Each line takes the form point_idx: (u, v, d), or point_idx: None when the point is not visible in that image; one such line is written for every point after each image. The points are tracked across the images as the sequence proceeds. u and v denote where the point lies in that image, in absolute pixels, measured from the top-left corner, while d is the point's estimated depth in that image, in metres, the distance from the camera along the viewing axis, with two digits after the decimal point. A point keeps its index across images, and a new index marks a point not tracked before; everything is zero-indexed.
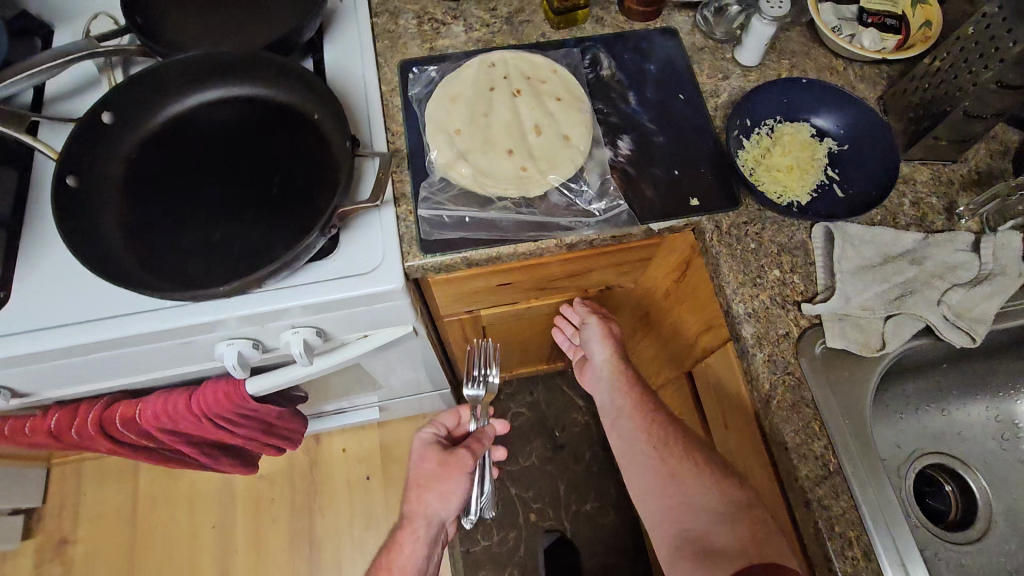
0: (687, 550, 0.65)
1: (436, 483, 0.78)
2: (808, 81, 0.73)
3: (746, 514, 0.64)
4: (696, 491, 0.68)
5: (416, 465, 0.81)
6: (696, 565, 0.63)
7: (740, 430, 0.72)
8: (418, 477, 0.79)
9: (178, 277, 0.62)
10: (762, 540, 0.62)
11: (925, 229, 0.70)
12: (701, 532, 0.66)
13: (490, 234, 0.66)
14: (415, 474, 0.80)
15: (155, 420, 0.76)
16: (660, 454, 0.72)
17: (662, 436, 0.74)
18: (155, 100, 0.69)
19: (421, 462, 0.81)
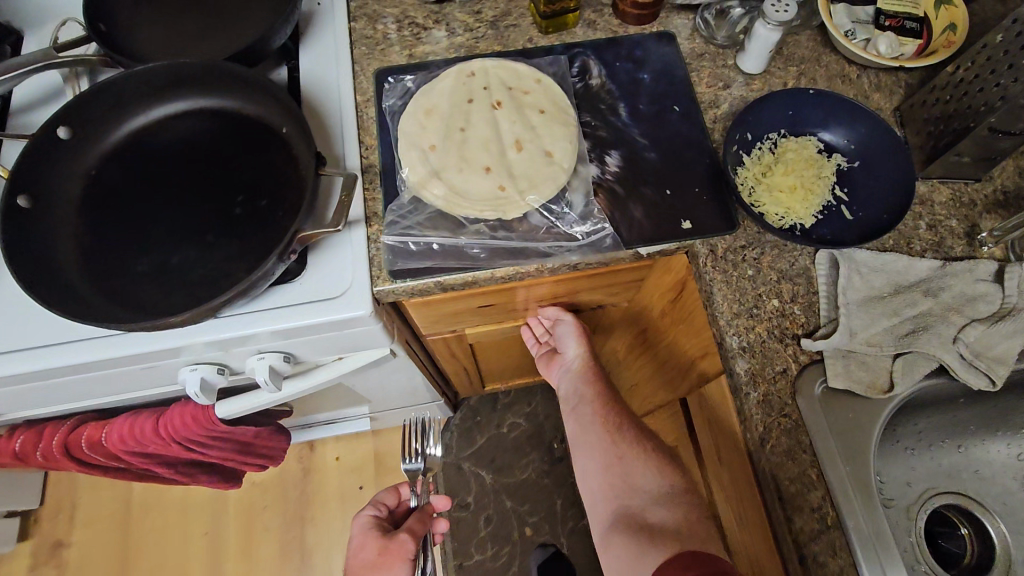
0: (624, 524, 0.66)
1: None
2: (816, 92, 0.67)
3: (687, 500, 0.66)
4: (644, 474, 0.69)
5: (356, 556, 0.77)
6: (630, 538, 0.64)
7: (724, 452, 0.69)
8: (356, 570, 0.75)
9: (133, 304, 0.59)
10: (695, 521, 0.63)
11: (942, 255, 0.64)
12: (640, 509, 0.66)
13: (464, 258, 0.61)
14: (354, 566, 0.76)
15: (122, 442, 0.73)
16: (612, 436, 0.73)
17: (617, 422, 0.76)
18: (116, 113, 0.66)
19: (361, 553, 0.77)
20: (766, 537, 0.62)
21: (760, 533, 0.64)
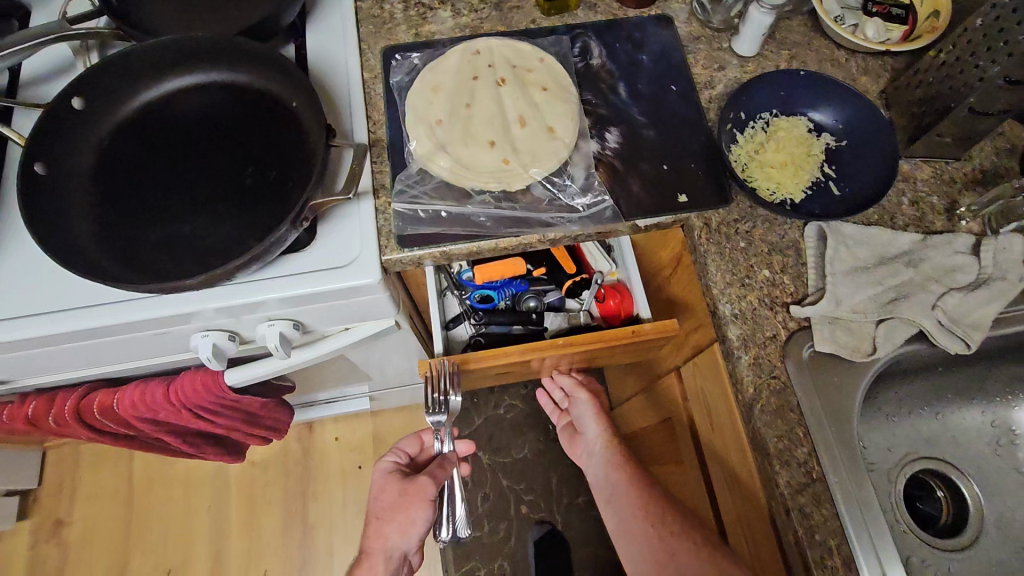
0: None
1: (394, 517, 0.75)
2: (806, 73, 0.70)
3: None
4: (686, 558, 0.68)
5: (376, 499, 0.78)
6: None
7: (759, 526, 0.66)
8: (376, 512, 0.76)
9: (147, 269, 0.60)
10: None
11: (924, 229, 0.67)
12: None
13: (469, 228, 0.64)
14: (375, 508, 0.77)
15: (133, 409, 0.75)
16: (654, 528, 0.73)
17: (657, 512, 0.75)
18: (128, 84, 0.67)
19: (380, 496, 0.78)
20: (755, 497, 0.65)
21: (749, 495, 0.67)
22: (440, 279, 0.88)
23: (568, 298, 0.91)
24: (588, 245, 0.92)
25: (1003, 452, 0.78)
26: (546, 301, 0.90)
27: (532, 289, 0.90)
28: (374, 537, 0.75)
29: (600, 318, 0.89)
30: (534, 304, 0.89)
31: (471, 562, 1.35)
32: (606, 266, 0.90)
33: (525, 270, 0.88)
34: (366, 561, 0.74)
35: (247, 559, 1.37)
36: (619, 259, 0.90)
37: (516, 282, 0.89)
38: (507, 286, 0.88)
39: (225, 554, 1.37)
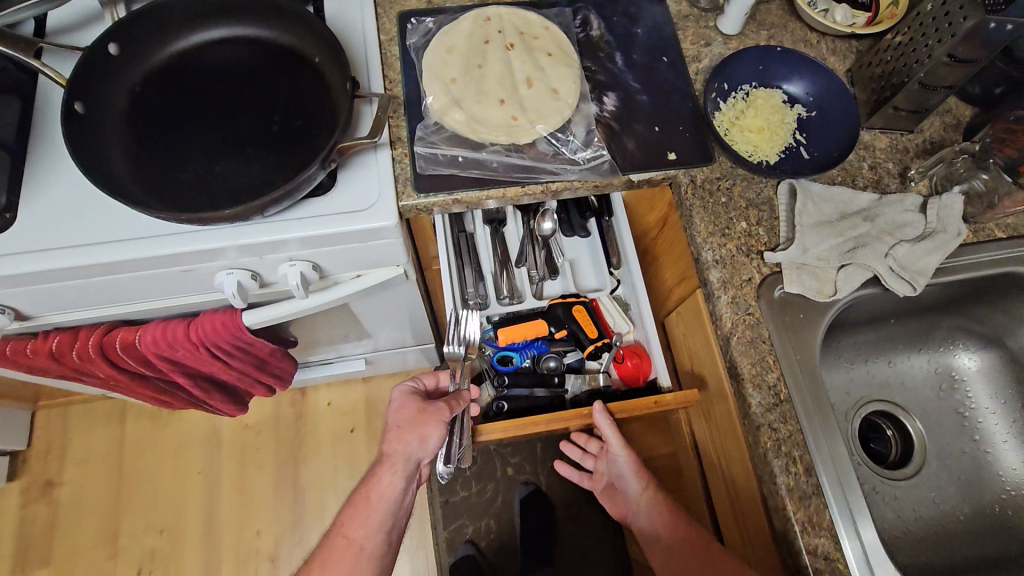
0: None
1: (416, 428, 0.81)
2: (783, 49, 0.78)
3: None
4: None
5: (394, 412, 0.83)
6: None
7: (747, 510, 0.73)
8: (395, 424, 0.82)
9: (182, 204, 0.65)
10: None
11: (879, 190, 0.77)
12: None
13: (482, 176, 0.70)
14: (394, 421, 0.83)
15: (154, 346, 0.79)
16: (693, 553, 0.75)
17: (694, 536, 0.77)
18: (160, 34, 0.72)
19: (398, 411, 0.83)
20: (729, 425, 0.73)
21: (725, 422, 0.74)
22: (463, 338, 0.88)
23: (587, 360, 0.90)
24: (607, 306, 0.90)
25: (943, 395, 0.88)
26: (565, 361, 0.92)
27: (553, 349, 0.91)
28: (396, 444, 0.81)
29: (618, 380, 0.89)
30: (553, 365, 0.91)
31: (457, 523, 1.33)
32: (625, 327, 0.89)
33: (546, 333, 0.88)
34: (384, 466, 0.81)
35: (240, 518, 1.40)
36: (637, 320, 0.89)
37: (537, 344, 0.90)
38: (528, 347, 0.90)
39: (218, 513, 1.41)
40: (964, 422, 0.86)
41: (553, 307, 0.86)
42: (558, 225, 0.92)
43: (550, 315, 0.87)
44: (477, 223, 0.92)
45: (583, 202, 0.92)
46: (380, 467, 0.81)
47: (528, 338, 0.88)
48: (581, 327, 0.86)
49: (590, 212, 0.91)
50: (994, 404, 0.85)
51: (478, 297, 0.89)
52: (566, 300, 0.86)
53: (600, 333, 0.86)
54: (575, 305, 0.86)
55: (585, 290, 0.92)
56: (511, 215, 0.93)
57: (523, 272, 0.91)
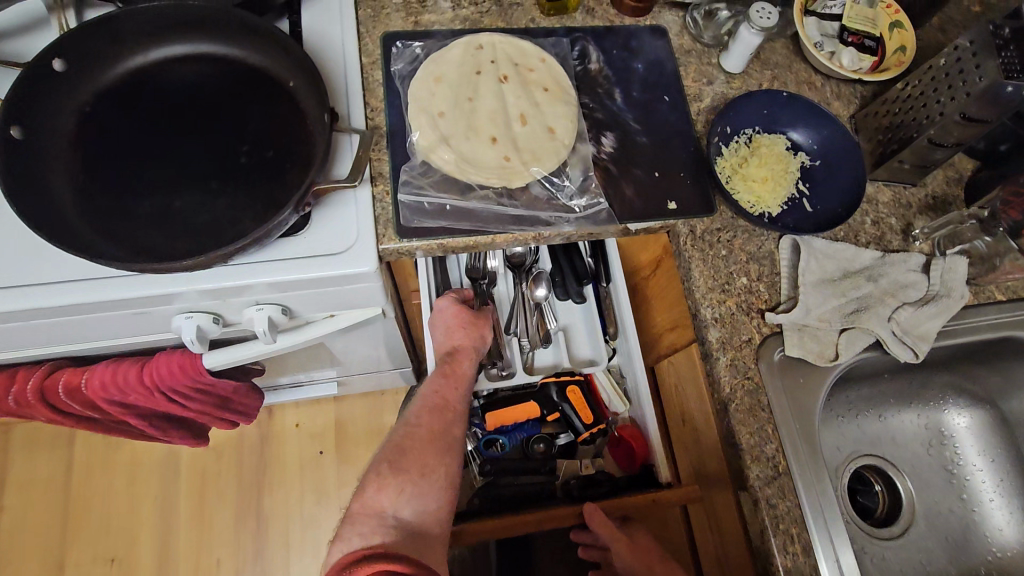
0: None
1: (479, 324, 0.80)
2: (789, 95, 0.75)
3: None
4: None
5: (448, 315, 0.78)
6: None
7: None
8: (462, 319, 0.78)
9: (132, 244, 0.58)
10: None
11: (882, 248, 0.74)
12: None
13: (470, 225, 0.64)
14: (455, 320, 0.78)
15: (101, 390, 0.72)
16: None
17: None
18: (115, 49, 0.64)
19: (452, 312, 0.78)
20: (722, 492, 0.69)
21: (722, 497, 0.69)
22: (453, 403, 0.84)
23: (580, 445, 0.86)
24: (602, 382, 0.84)
25: (932, 451, 0.86)
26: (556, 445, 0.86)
27: (543, 432, 0.86)
28: (466, 338, 0.77)
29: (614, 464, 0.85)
30: (544, 449, 0.84)
31: None
32: (621, 407, 0.84)
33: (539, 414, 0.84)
34: (460, 361, 0.76)
35: (199, 547, 1.33)
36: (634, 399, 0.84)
37: (527, 426, 0.85)
38: (518, 429, 0.85)
39: (174, 541, 1.33)
40: (952, 480, 0.85)
41: (546, 387, 0.82)
42: (552, 288, 0.85)
43: (542, 397, 0.83)
44: (464, 277, 0.87)
45: (581, 268, 0.83)
46: (454, 363, 0.76)
47: (519, 421, 0.84)
48: (574, 410, 0.82)
49: (587, 279, 0.84)
50: (983, 462, 0.84)
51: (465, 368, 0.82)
52: (561, 379, 0.82)
53: (595, 419, 0.83)
54: (569, 386, 0.82)
55: (580, 361, 0.85)
56: (502, 275, 0.87)
57: (514, 341, 0.84)
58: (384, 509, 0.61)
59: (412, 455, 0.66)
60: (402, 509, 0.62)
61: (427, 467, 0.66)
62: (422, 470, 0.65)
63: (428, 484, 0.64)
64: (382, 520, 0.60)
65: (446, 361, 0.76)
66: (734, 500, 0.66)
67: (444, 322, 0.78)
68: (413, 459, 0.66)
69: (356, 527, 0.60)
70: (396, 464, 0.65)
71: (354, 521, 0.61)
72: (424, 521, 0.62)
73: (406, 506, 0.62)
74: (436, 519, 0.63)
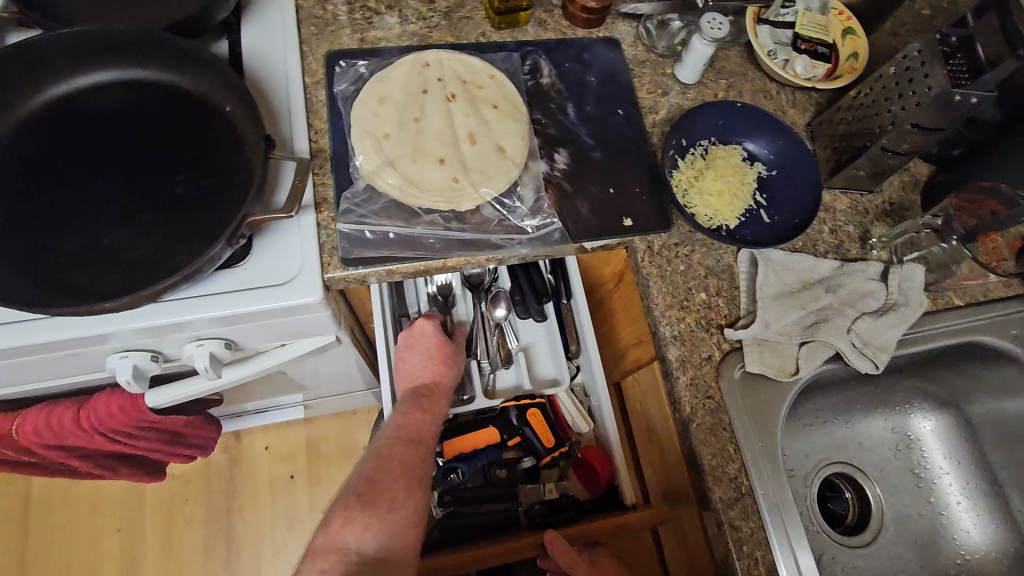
0: None
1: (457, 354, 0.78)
2: (743, 106, 0.74)
3: None
4: None
5: (429, 342, 0.75)
6: None
7: None
8: (444, 352, 0.75)
9: (55, 285, 0.54)
10: None
11: (840, 256, 0.74)
12: None
13: (415, 251, 0.62)
14: (436, 350, 0.75)
15: (36, 434, 0.68)
16: None
17: None
18: (35, 76, 0.61)
19: (433, 341, 0.75)
20: (688, 515, 0.68)
21: (687, 516, 0.68)
22: None
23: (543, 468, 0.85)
24: (564, 401, 0.84)
25: (900, 455, 0.86)
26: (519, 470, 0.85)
27: (506, 457, 0.85)
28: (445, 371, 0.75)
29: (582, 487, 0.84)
30: (507, 472, 0.83)
31: None
32: (584, 424, 0.83)
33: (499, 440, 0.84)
34: (437, 396, 0.73)
35: None
36: (597, 418, 0.83)
37: (489, 452, 0.84)
38: (477, 456, 0.84)
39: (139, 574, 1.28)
40: (921, 484, 0.84)
41: (506, 412, 0.83)
42: (511, 305, 0.82)
43: (502, 420, 0.84)
44: (421, 298, 0.84)
45: (540, 285, 0.81)
46: (431, 398, 0.73)
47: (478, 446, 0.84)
48: (535, 433, 0.82)
49: (548, 295, 0.81)
50: (949, 466, 0.84)
51: None
52: (520, 403, 0.82)
53: (556, 441, 0.83)
54: (529, 409, 0.82)
55: (542, 381, 0.82)
56: (461, 296, 0.85)
57: (475, 363, 0.81)
58: (346, 544, 0.57)
59: (383, 488, 0.62)
60: (367, 541, 0.58)
61: (396, 501, 0.62)
62: (391, 505, 0.61)
63: (396, 518, 0.61)
64: (344, 557, 0.56)
65: (422, 394, 0.73)
66: (699, 519, 0.65)
67: (423, 351, 0.75)
68: (385, 492, 0.62)
69: (316, 564, 0.56)
70: (364, 497, 0.61)
71: (314, 557, 0.57)
72: (392, 556, 0.58)
73: (372, 540, 0.58)
74: (405, 553, 0.59)
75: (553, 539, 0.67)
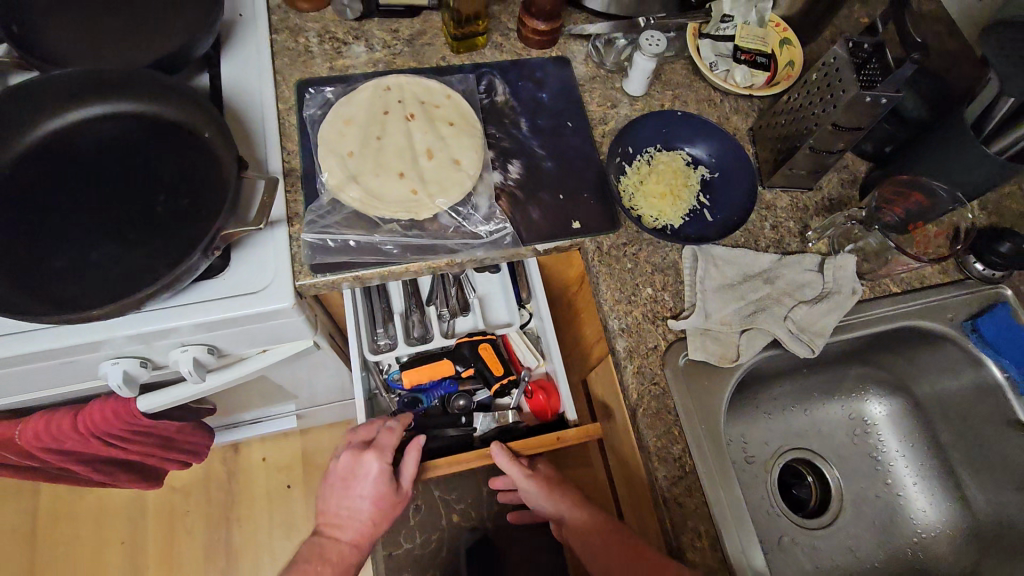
0: None
1: (389, 507, 0.77)
2: (683, 114, 0.80)
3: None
4: None
5: (365, 487, 0.76)
6: None
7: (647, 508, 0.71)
8: (373, 508, 0.76)
9: (49, 298, 0.60)
10: None
11: (781, 250, 0.79)
12: None
13: (377, 258, 0.68)
14: (366, 498, 0.76)
15: (36, 439, 0.74)
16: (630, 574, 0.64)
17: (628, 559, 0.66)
18: (34, 113, 0.68)
19: (370, 489, 0.76)
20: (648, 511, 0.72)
21: (642, 498, 0.72)
22: (371, 380, 0.88)
23: (497, 398, 0.92)
24: (516, 340, 0.91)
25: (857, 440, 0.90)
26: (475, 400, 0.91)
27: (462, 388, 0.91)
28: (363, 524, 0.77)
29: (531, 414, 0.91)
30: (462, 404, 0.90)
31: None
32: (535, 361, 0.91)
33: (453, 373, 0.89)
34: (334, 549, 0.76)
35: None
36: (545, 355, 0.90)
37: (445, 384, 0.90)
38: (437, 387, 0.90)
39: None
40: (878, 467, 0.88)
41: (459, 347, 0.87)
42: None
43: (457, 355, 0.88)
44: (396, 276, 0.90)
45: None
46: (326, 551, 0.76)
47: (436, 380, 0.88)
48: (487, 367, 0.87)
49: None
50: (903, 448, 0.88)
51: (388, 340, 0.86)
52: (473, 340, 0.87)
53: (507, 372, 0.88)
54: (481, 344, 0.87)
55: (496, 324, 0.90)
56: None
57: (434, 311, 0.88)
58: None
59: None
60: None
61: None
62: None
63: None
64: None
65: (324, 541, 0.77)
66: (650, 499, 0.69)
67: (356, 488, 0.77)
68: None
69: None
70: None
71: None
72: None
73: None
74: None
75: (501, 455, 0.75)
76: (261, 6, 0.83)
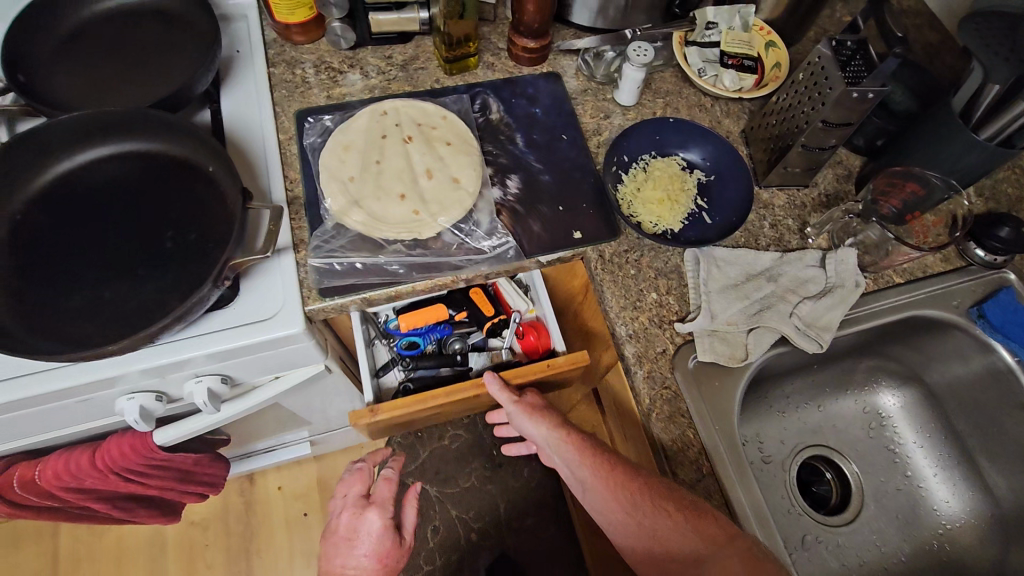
0: None
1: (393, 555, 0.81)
2: (675, 120, 0.82)
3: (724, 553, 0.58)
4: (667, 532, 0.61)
5: (370, 542, 0.80)
6: None
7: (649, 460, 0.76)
8: (380, 558, 0.79)
9: (65, 338, 0.61)
10: None
11: (782, 247, 0.79)
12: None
13: (383, 279, 0.69)
14: (372, 549, 0.79)
15: (56, 479, 0.74)
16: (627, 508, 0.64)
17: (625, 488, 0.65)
18: (43, 158, 0.70)
19: (374, 541, 0.80)
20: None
21: None
22: (370, 329, 0.92)
23: (488, 339, 0.96)
24: (506, 288, 0.96)
25: (873, 433, 0.89)
26: (469, 342, 0.95)
27: (455, 332, 0.94)
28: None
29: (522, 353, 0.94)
30: (458, 346, 0.94)
31: None
32: (524, 305, 0.94)
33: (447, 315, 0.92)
34: None
35: None
36: (535, 299, 0.94)
37: (440, 327, 0.93)
38: (431, 330, 0.93)
39: None
40: (896, 459, 0.88)
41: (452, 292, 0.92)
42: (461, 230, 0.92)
43: (450, 298, 0.93)
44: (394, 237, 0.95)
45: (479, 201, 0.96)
46: None
47: (431, 324, 0.91)
48: (477, 308, 0.93)
49: None
50: (920, 439, 0.87)
51: None
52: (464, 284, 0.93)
53: (496, 312, 0.94)
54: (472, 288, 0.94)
55: None
56: None
57: None
58: None
59: None
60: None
61: None
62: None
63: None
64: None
65: None
66: None
67: (361, 544, 0.80)
68: None
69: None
70: None
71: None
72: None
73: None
74: None
75: (493, 381, 0.76)
76: (257, 41, 0.85)
